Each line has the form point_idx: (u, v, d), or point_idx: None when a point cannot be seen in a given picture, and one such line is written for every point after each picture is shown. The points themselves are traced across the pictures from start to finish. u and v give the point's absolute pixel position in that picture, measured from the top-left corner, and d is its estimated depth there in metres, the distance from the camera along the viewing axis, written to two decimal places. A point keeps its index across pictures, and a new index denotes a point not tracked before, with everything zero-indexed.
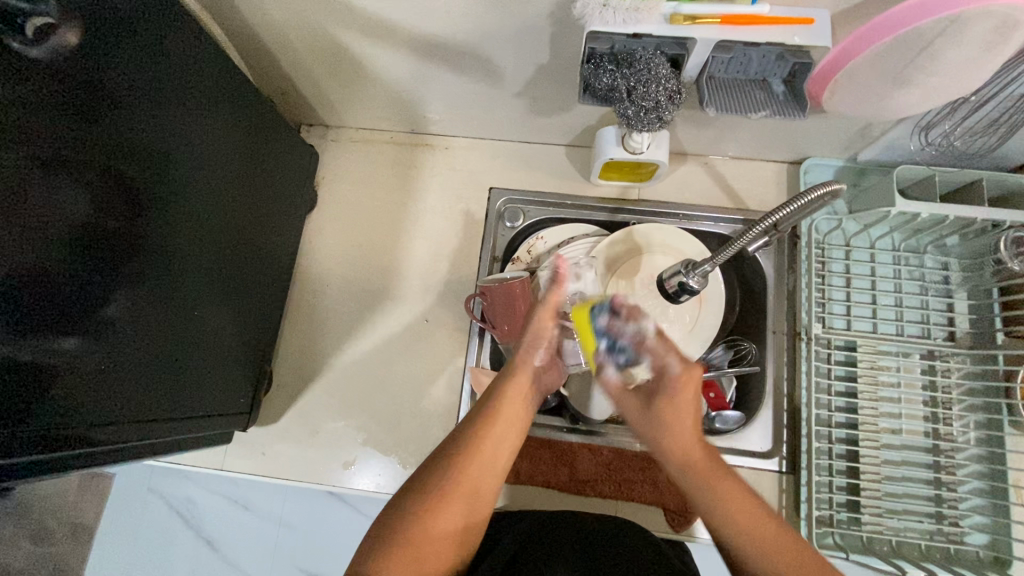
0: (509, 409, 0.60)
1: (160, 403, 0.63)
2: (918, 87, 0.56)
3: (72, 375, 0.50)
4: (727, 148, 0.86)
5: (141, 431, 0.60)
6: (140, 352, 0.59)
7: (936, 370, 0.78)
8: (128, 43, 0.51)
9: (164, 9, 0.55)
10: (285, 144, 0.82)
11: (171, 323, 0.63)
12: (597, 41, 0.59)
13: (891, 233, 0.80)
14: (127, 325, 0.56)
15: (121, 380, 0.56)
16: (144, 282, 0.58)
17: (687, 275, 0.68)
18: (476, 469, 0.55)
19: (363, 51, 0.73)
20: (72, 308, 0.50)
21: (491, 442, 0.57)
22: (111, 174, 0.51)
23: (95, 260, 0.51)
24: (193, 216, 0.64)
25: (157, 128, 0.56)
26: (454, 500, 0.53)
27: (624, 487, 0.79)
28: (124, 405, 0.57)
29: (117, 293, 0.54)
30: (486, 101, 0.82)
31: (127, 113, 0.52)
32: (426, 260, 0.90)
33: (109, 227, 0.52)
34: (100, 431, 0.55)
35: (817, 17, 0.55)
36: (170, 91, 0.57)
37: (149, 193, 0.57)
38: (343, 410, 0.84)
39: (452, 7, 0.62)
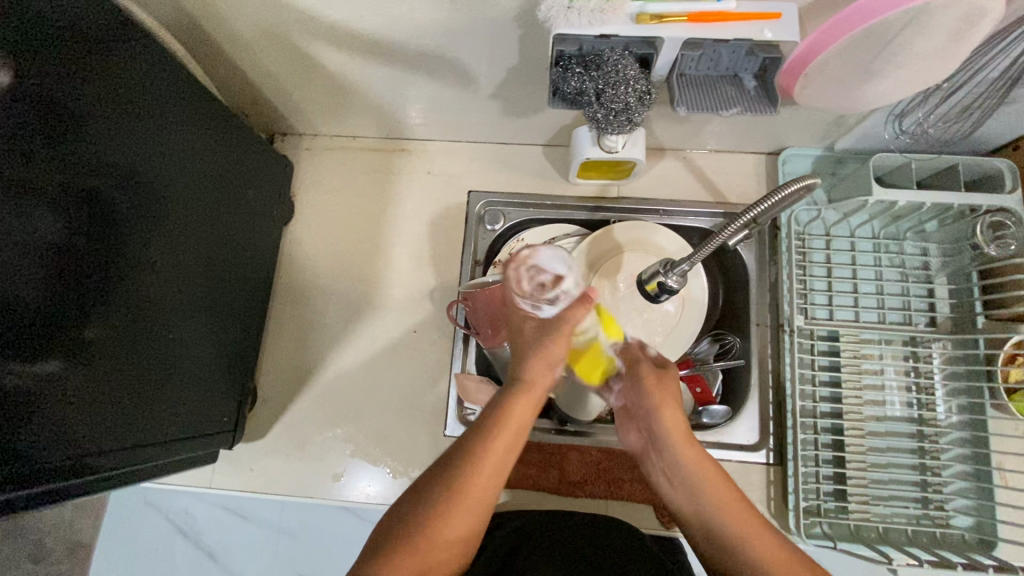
0: (515, 421, 0.58)
1: (145, 429, 0.63)
2: (887, 79, 0.56)
3: (50, 404, 0.50)
4: (705, 141, 0.85)
5: (125, 458, 0.60)
6: (121, 380, 0.58)
7: (919, 355, 0.79)
8: (79, 70, 0.50)
9: (114, 31, 0.53)
10: (256, 155, 0.81)
11: (152, 347, 0.62)
12: (565, 43, 0.57)
13: (870, 221, 0.80)
14: (106, 356, 0.56)
15: (102, 406, 0.56)
16: (119, 311, 0.57)
17: (667, 275, 0.67)
18: (479, 483, 0.54)
19: (331, 60, 0.72)
20: (50, 334, 0.49)
21: (499, 453, 0.56)
22: (79, 196, 0.51)
23: (68, 285, 0.51)
24: (165, 239, 0.63)
25: (125, 146, 0.55)
26: (454, 516, 0.53)
27: (614, 486, 0.79)
28: (108, 433, 0.57)
29: (94, 316, 0.54)
30: (460, 104, 0.81)
31: (92, 133, 0.51)
32: (407, 267, 0.89)
33: (76, 259, 0.51)
34: (81, 458, 0.54)
35: (784, 12, 0.54)
36: (133, 116, 0.56)
37: (122, 214, 0.56)
38: (330, 422, 0.84)
39: (418, 14, 0.61)
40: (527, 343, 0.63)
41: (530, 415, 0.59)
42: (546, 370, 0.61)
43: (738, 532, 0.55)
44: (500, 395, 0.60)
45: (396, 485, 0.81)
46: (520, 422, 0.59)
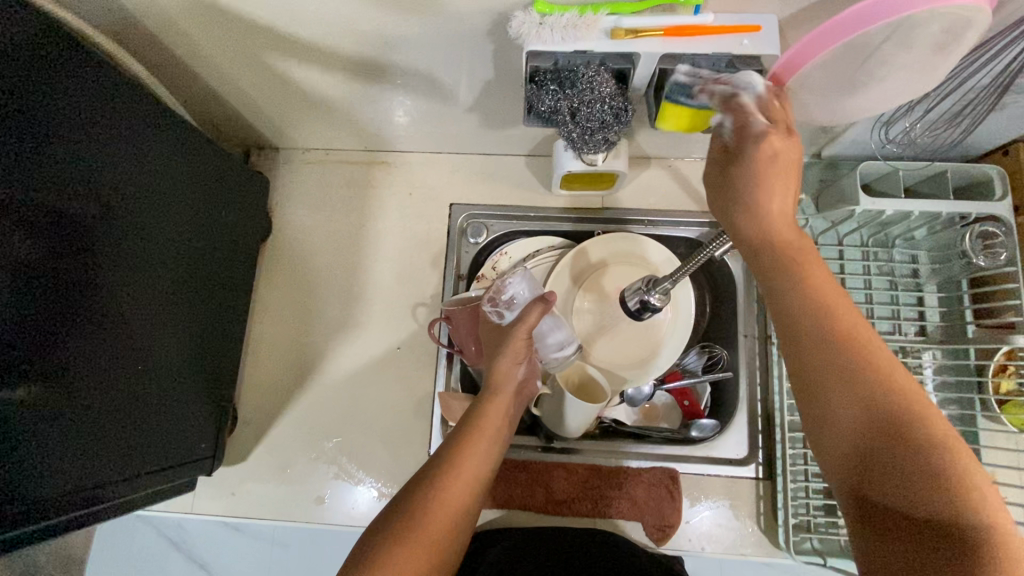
0: (489, 425, 0.61)
1: (112, 465, 0.60)
2: (871, 92, 0.54)
3: (15, 435, 0.48)
4: (690, 150, 0.83)
5: (88, 497, 0.57)
6: (82, 416, 0.55)
7: (909, 365, 0.78)
8: (41, 88, 0.49)
9: (53, 51, 0.50)
10: (231, 174, 0.79)
11: (118, 379, 0.60)
12: (540, 58, 0.55)
13: (859, 229, 0.79)
14: (62, 392, 0.53)
15: (69, 433, 0.54)
16: (77, 344, 0.54)
17: (648, 292, 0.67)
18: (458, 484, 0.55)
19: (302, 75, 0.69)
20: (18, 359, 0.48)
21: (476, 456, 0.58)
22: (44, 218, 0.50)
23: (35, 308, 0.49)
24: (130, 265, 0.60)
25: (92, 167, 0.55)
26: (439, 515, 0.52)
27: (601, 504, 0.78)
28: (65, 473, 0.54)
29: (60, 343, 0.52)
30: (438, 117, 0.78)
31: (55, 153, 0.51)
32: (389, 283, 0.87)
33: (25, 292, 0.49)
34: (44, 489, 0.52)
35: (764, 24, 0.52)
36: (81, 139, 0.53)
37: (90, 235, 0.55)
38: (312, 444, 0.82)
39: (386, 29, 0.59)
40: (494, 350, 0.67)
41: (501, 422, 0.63)
42: (512, 377, 0.65)
43: (899, 410, 0.40)
44: (473, 403, 0.64)
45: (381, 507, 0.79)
46: (494, 428, 0.62)
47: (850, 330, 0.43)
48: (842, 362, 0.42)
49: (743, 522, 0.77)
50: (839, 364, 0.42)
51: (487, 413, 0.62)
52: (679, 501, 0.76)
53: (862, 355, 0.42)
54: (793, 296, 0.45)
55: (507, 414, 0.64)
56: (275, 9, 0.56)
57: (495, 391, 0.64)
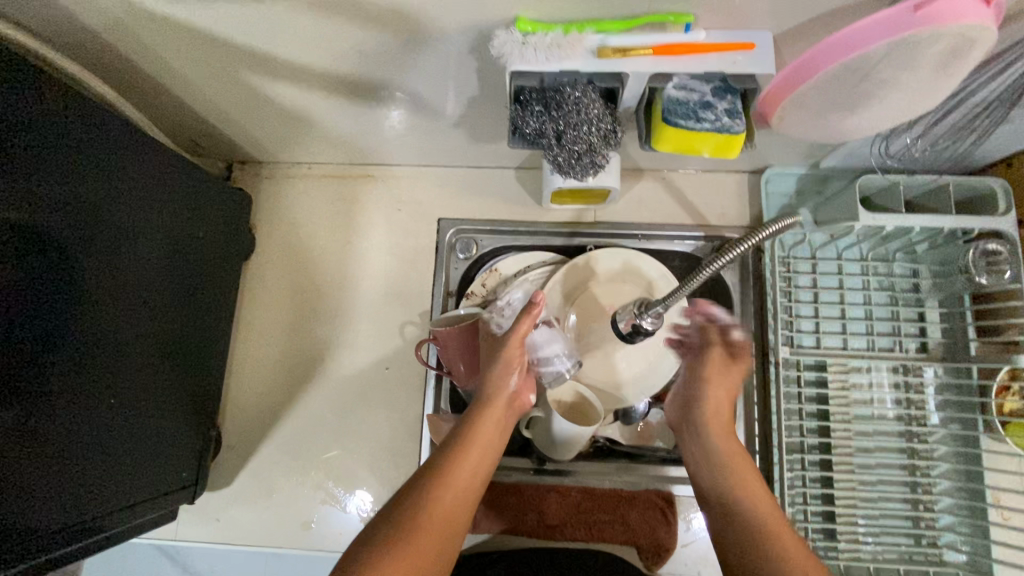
0: (482, 435, 0.59)
1: (85, 501, 0.57)
2: (871, 111, 0.52)
3: None
4: (683, 162, 0.81)
5: (60, 537, 0.54)
6: (49, 455, 0.52)
7: (910, 383, 0.76)
8: (10, 110, 0.47)
9: (5, 73, 0.47)
10: (210, 191, 0.76)
11: (90, 412, 0.57)
12: (524, 78, 0.53)
13: (858, 244, 0.77)
14: (28, 430, 0.50)
15: (46, 467, 0.52)
16: (42, 380, 0.51)
17: (641, 315, 0.63)
18: (448, 496, 0.53)
19: (281, 92, 0.67)
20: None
21: (468, 467, 0.56)
22: (19, 246, 0.48)
23: (11, 338, 0.48)
24: (99, 294, 0.57)
25: (65, 191, 0.53)
26: (427, 528, 0.50)
27: (595, 529, 0.76)
28: (33, 516, 0.51)
29: (36, 375, 0.50)
30: (423, 131, 0.76)
31: (25, 178, 0.49)
32: (376, 301, 0.85)
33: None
34: (23, 526, 0.50)
35: (757, 41, 0.50)
36: (41, 165, 0.50)
37: (64, 262, 0.53)
38: (298, 467, 0.80)
39: (364, 47, 0.56)
40: (486, 360, 0.66)
41: (495, 432, 0.61)
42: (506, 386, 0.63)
43: (770, 532, 0.52)
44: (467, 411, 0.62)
45: None
46: (488, 438, 0.60)
47: (745, 483, 0.58)
48: (734, 476, 0.59)
49: None
50: (729, 475, 0.59)
51: (480, 422, 0.60)
52: (675, 525, 0.75)
53: (747, 487, 0.57)
54: (708, 477, 0.61)
55: (502, 425, 0.62)
56: (248, 28, 0.54)
57: (488, 400, 0.62)
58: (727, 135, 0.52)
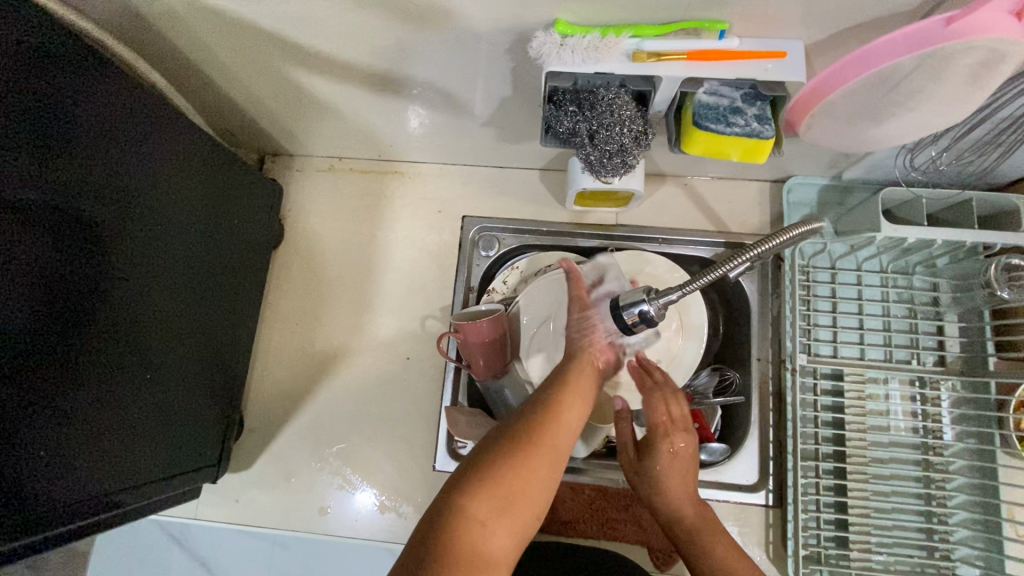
0: (580, 383, 0.58)
1: (107, 474, 0.58)
2: (900, 120, 0.53)
3: (23, 435, 0.48)
4: (706, 169, 0.82)
5: (79, 509, 0.55)
6: (72, 426, 0.53)
7: (926, 396, 0.76)
8: (66, 93, 0.50)
9: (66, 61, 0.50)
10: (243, 182, 0.78)
11: (115, 389, 0.58)
12: (558, 79, 0.54)
13: (878, 254, 0.77)
14: (55, 401, 0.51)
15: (80, 434, 0.54)
16: (73, 352, 0.53)
17: (652, 301, 0.58)
18: (556, 428, 0.52)
19: (318, 85, 0.69)
20: (34, 360, 0.49)
21: (571, 407, 0.54)
22: (65, 222, 0.51)
23: (52, 309, 0.50)
24: (132, 275, 0.59)
25: (113, 172, 0.55)
26: (540, 450, 0.49)
27: (607, 526, 0.77)
28: (56, 485, 0.52)
29: (74, 346, 0.53)
30: (453, 130, 0.78)
31: (75, 159, 0.51)
32: (399, 293, 0.87)
33: (16, 301, 0.47)
34: (55, 491, 0.52)
35: (790, 50, 0.51)
36: (86, 148, 0.52)
37: (107, 239, 0.55)
38: (317, 452, 0.82)
39: (404, 44, 0.58)
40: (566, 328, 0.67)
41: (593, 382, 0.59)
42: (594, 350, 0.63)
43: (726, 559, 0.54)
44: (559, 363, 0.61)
45: (384, 520, 0.79)
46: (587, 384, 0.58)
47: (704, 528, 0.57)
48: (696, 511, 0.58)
49: (751, 549, 0.75)
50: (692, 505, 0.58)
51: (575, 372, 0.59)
52: None
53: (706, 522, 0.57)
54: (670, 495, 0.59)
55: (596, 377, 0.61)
56: (295, 22, 0.56)
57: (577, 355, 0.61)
58: (755, 140, 0.54)
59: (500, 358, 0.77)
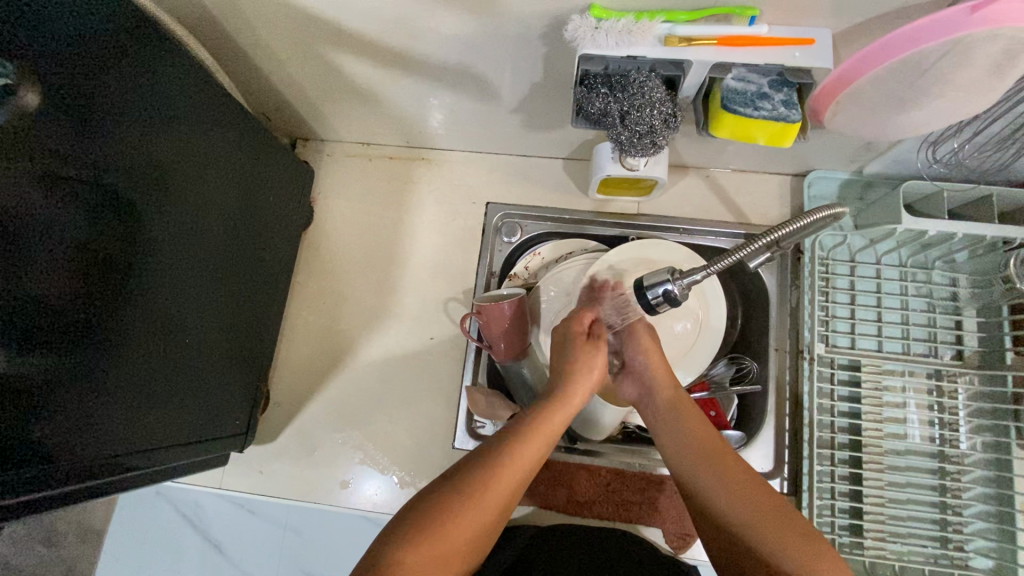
0: (538, 435, 0.60)
1: (134, 435, 0.60)
2: (924, 109, 0.54)
3: (71, 393, 0.51)
4: (729, 161, 0.84)
5: (117, 465, 0.58)
6: (115, 389, 0.56)
7: (943, 389, 0.77)
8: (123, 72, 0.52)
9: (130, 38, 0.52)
10: (275, 158, 0.80)
11: (141, 353, 0.59)
12: (590, 62, 0.57)
13: (898, 248, 0.78)
14: (99, 364, 0.54)
15: (121, 398, 0.57)
16: (108, 318, 0.54)
17: (676, 281, 0.59)
18: (495, 488, 0.55)
19: (353, 68, 0.71)
20: (78, 324, 0.51)
21: (517, 463, 0.57)
22: (112, 195, 0.53)
23: (95, 276, 0.52)
24: (159, 242, 0.60)
25: (159, 150, 0.57)
26: (471, 517, 0.53)
27: (623, 508, 0.78)
28: (88, 444, 0.54)
29: (115, 312, 0.55)
30: (482, 116, 0.80)
31: (127, 135, 0.53)
32: (423, 276, 0.89)
33: (45, 269, 0.48)
34: (97, 449, 0.55)
35: (818, 37, 0.52)
36: (126, 116, 0.53)
37: (150, 212, 0.57)
38: (340, 428, 0.84)
39: (443, 29, 0.61)
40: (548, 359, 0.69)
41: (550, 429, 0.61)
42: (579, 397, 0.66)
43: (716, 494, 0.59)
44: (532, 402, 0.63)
45: (403, 495, 0.80)
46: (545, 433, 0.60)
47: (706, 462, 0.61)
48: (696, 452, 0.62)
49: None
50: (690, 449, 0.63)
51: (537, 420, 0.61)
52: None
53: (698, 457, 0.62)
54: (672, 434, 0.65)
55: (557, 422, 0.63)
56: (338, 5, 0.58)
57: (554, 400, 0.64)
58: (783, 123, 0.55)
59: (521, 339, 0.79)
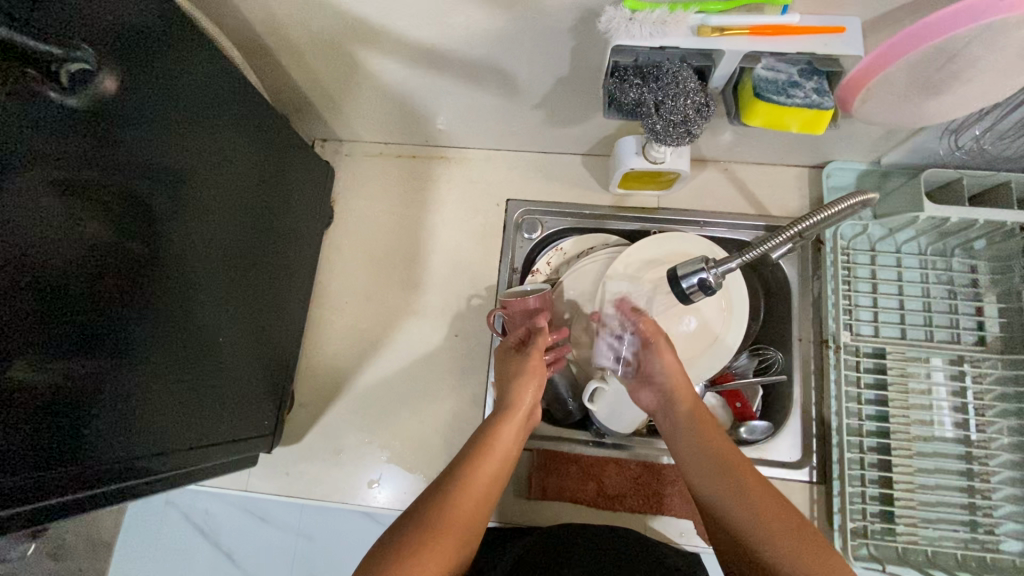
0: (501, 448, 0.65)
1: (170, 436, 0.58)
2: (952, 93, 0.55)
3: (114, 401, 0.49)
4: (747, 153, 0.84)
5: (154, 470, 0.57)
6: (151, 398, 0.54)
7: (967, 375, 0.77)
8: (159, 68, 0.50)
9: (163, 35, 0.50)
10: (294, 158, 0.79)
11: (178, 351, 0.58)
12: (621, 54, 0.57)
13: (918, 237, 0.79)
14: (137, 371, 0.52)
15: (157, 405, 0.55)
16: (144, 325, 0.52)
17: (711, 270, 0.60)
18: (465, 499, 0.59)
19: (377, 65, 0.72)
20: (119, 332, 0.49)
21: (483, 476, 0.62)
22: (149, 197, 0.51)
23: (133, 280, 0.50)
24: (196, 239, 0.59)
25: (188, 149, 0.55)
26: (446, 531, 0.55)
27: (654, 501, 0.78)
28: (132, 452, 0.53)
29: (150, 318, 0.53)
30: (503, 112, 0.80)
31: (160, 135, 0.51)
32: (445, 273, 0.89)
33: (91, 276, 0.46)
34: (139, 460, 0.54)
35: (848, 26, 0.53)
36: (169, 110, 0.52)
37: (180, 213, 0.56)
38: (366, 426, 0.84)
39: (472, 24, 0.61)
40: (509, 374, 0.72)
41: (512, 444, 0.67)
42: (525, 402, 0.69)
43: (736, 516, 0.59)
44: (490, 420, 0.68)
45: None
46: (507, 446, 0.66)
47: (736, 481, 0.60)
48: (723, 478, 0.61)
49: None
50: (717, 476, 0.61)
51: (499, 434, 0.66)
52: None
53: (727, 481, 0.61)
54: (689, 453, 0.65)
55: (519, 437, 0.68)
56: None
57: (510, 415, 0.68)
58: (817, 111, 0.56)
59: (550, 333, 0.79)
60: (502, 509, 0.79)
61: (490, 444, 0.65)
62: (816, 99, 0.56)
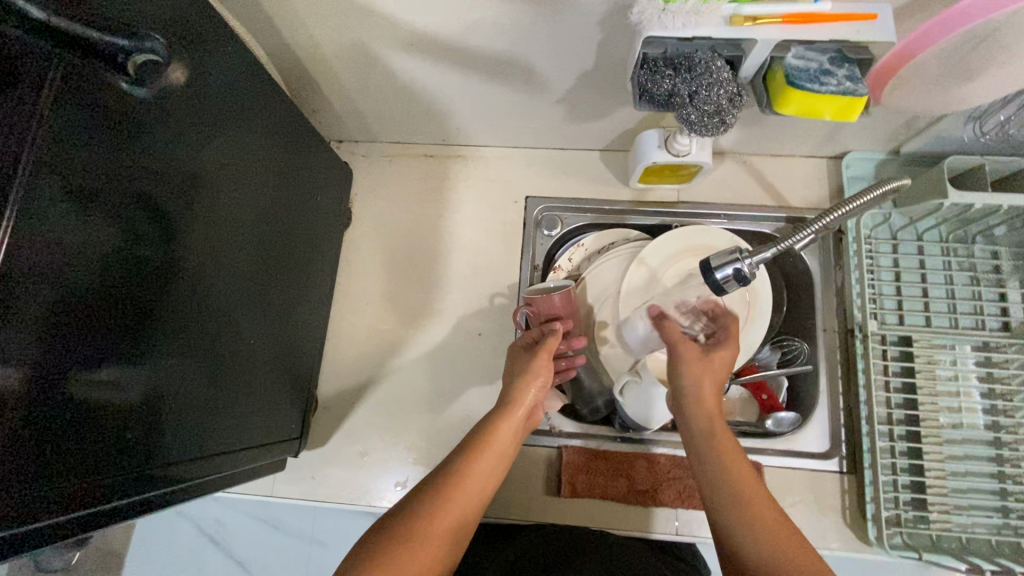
0: (497, 446, 0.62)
1: (199, 441, 0.56)
2: (985, 78, 0.55)
3: (149, 401, 0.48)
4: (767, 146, 0.85)
5: (189, 476, 0.55)
6: (180, 399, 0.53)
7: (993, 361, 0.77)
8: (194, 65, 0.51)
9: (203, 36, 0.51)
10: (316, 161, 0.79)
11: (208, 351, 0.57)
12: (651, 45, 0.58)
13: (940, 225, 0.80)
14: (166, 370, 0.51)
15: (186, 407, 0.54)
16: (172, 324, 0.51)
17: (744, 259, 0.60)
18: (458, 498, 0.57)
19: (399, 63, 0.71)
20: (151, 329, 0.48)
21: (477, 474, 0.59)
22: (179, 192, 0.50)
23: (164, 276, 0.49)
24: (224, 235, 0.58)
25: (217, 147, 0.55)
26: (432, 530, 0.53)
27: (686, 496, 0.77)
28: (168, 457, 0.51)
29: (179, 316, 0.52)
30: (524, 109, 0.80)
31: (191, 130, 0.51)
32: (466, 272, 0.88)
33: (130, 272, 0.45)
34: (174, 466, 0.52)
35: (880, 14, 0.53)
36: (203, 104, 0.52)
37: (210, 210, 0.55)
38: (391, 428, 0.83)
39: (499, 19, 0.61)
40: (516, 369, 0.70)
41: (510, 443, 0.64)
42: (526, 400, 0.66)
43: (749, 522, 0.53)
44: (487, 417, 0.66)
45: None
46: (504, 444, 0.63)
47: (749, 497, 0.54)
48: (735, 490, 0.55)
49: (827, 516, 0.75)
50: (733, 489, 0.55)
51: (496, 431, 0.63)
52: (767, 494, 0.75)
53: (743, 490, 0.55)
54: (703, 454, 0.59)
55: (517, 434, 0.66)
56: None
57: (509, 412, 0.65)
58: (850, 98, 0.56)
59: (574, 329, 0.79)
60: (532, 507, 0.79)
61: (486, 440, 0.62)
62: (849, 84, 0.56)
